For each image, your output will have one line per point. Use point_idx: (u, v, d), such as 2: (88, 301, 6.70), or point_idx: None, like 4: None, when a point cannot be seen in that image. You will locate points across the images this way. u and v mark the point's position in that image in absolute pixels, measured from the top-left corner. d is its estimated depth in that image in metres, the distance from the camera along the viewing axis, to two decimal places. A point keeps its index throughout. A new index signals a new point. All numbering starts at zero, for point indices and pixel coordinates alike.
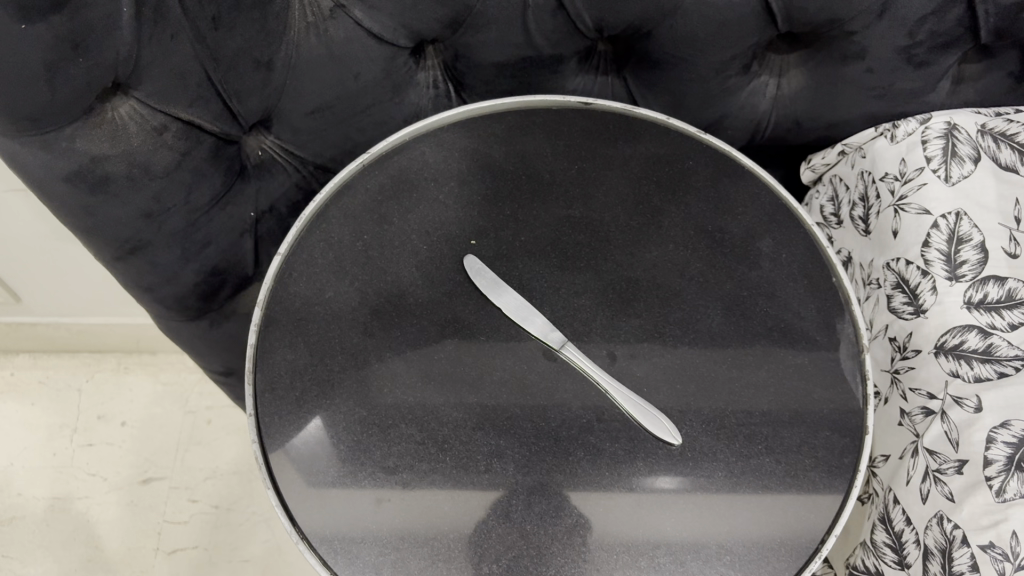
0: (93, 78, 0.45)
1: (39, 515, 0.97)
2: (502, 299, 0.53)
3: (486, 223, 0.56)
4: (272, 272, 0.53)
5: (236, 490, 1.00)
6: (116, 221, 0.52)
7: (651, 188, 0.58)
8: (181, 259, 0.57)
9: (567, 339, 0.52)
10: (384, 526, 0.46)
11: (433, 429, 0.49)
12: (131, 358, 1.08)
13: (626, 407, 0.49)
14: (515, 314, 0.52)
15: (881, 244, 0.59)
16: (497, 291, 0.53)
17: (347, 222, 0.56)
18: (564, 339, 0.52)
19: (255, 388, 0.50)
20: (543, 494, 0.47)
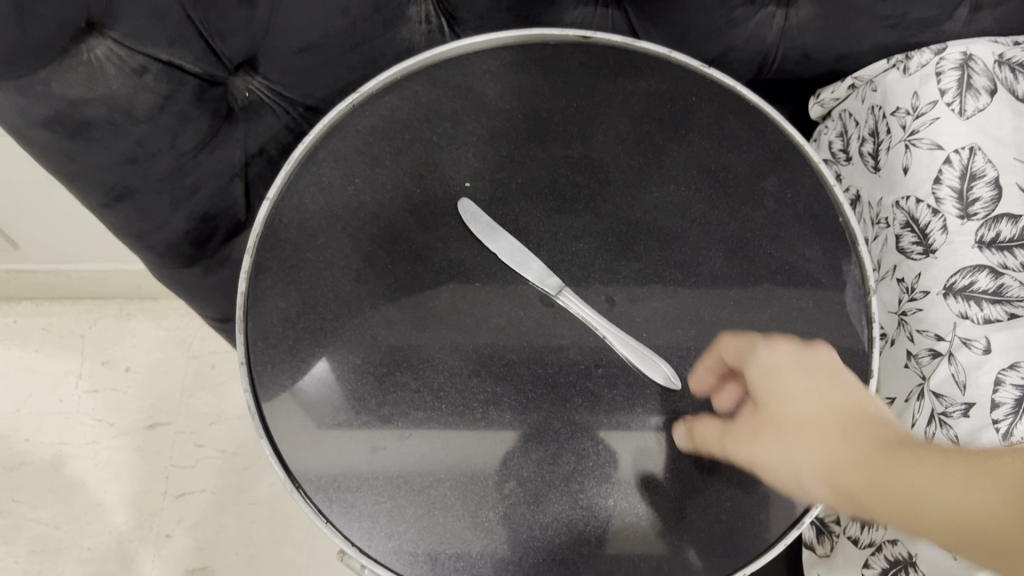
0: (65, 18, 0.43)
1: (47, 460, 0.98)
2: (496, 245, 0.51)
3: (481, 165, 0.54)
4: (262, 217, 0.51)
5: (242, 434, 1.00)
6: (100, 168, 0.50)
7: (652, 126, 0.56)
8: (170, 206, 0.55)
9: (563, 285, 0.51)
10: (379, 473, 0.45)
11: (428, 377, 0.48)
12: (133, 304, 1.07)
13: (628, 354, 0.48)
14: (509, 260, 0.51)
15: (891, 181, 0.57)
16: (491, 235, 0.52)
17: (338, 165, 0.54)
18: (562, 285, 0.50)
19: (246, 335, 0.49)
20: (540, 441, 0.46)
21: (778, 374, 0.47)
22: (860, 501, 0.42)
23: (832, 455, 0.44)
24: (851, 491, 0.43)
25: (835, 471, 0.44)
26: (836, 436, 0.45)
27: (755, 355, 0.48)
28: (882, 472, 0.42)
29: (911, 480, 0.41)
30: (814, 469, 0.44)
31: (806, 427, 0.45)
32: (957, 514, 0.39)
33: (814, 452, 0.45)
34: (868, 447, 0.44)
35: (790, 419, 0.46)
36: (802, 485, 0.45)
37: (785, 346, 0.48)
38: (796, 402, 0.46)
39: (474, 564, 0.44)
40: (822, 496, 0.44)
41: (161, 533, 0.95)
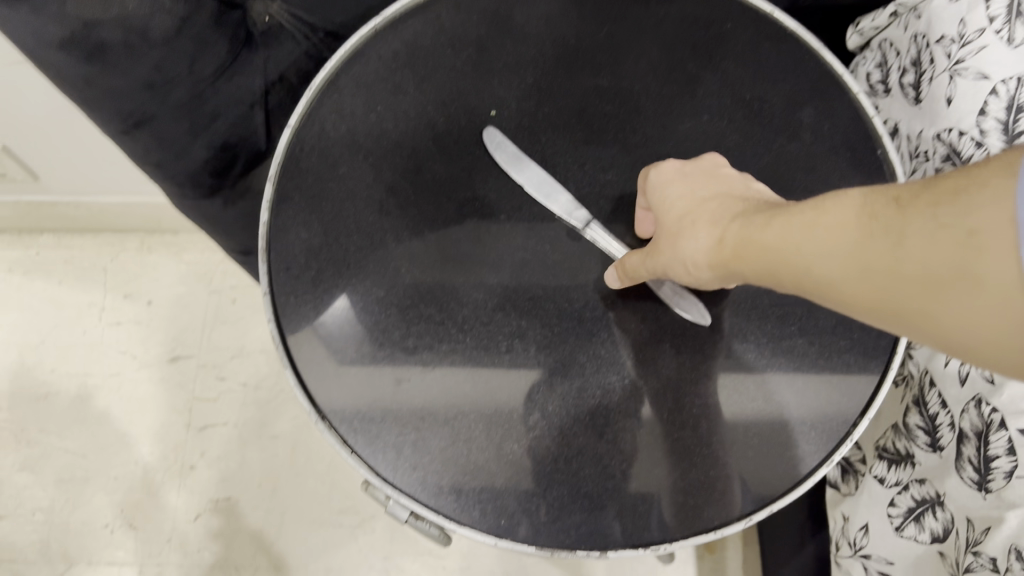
0: None
1: (73, 391, 0.99)
2: (523, 176, 0.50)
3: (507, 93, 0.52)
4: (283, 147, 0.50)
5: (264, 368, 1.01)
6: (118, 93, 0.49)
7: (685, 53, 0.53)
8: (190, 133, 0.54)
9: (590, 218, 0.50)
10: (403, 405, 0.45)
11: (453, 310, 0.47)
12: (153, 238, 1.07)
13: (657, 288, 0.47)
14: (536, 191, 0.50)
15: (932, 113, 0.55)
16: (518, 165, 0.50)
17: (360, 91, 0.52)
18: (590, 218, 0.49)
19: (269, 266, 0.48)
20: (565, 374, 0.46)
21: (667, 188, 0.45)
22: (739, 271, 0.38)
23: (705, 238, 0.40)
24: (723, 253, 0.39)
25: (710, 258, 0.40)
26: (704, 223, 0.41)
27: (658, 189, 0.46)
28: (760, 246, 0.36)
29: (778, 239, 0.35)
30: (693, 254, 0.41)
31: (692, 219, 0.42)
32: (806, 269, 0.34)
33: (696, 230, 0.41)
34: (730, 222, 0.40)
35: (676, 210, 0.44)
36: (689, 267, 0.42)
37: (673, 163, 0.47)
38: (671, 211, 0.44)
39: (499, 495, 0.44)
40: (714, 264, 0.40)
41: (186, 464, 0.96)
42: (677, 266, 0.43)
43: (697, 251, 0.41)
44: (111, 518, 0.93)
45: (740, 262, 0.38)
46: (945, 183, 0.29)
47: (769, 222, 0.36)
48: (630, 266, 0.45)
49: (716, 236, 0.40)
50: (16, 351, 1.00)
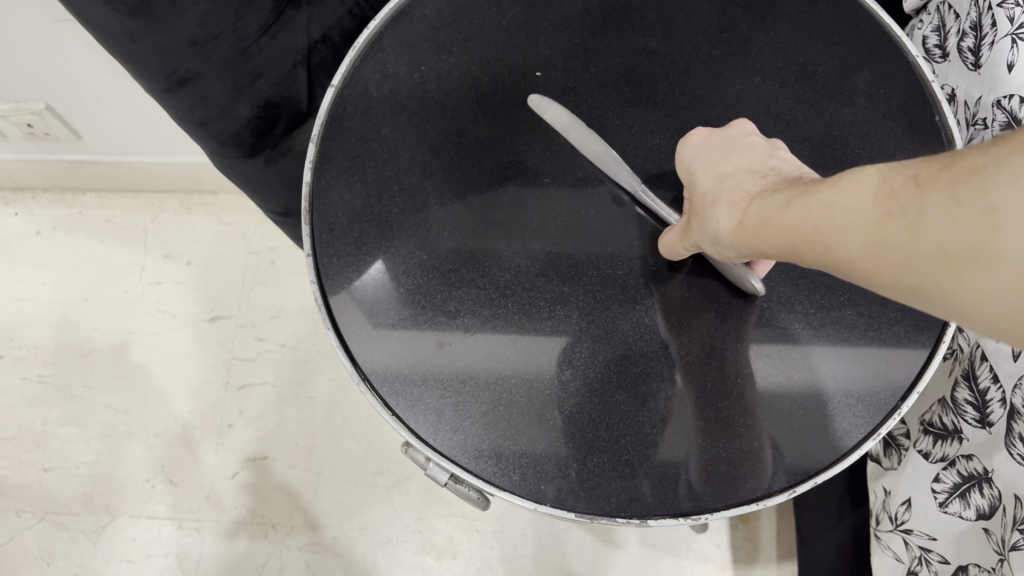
0: None
1: (114, 349, 1.00)
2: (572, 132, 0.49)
3: (553, 53, 0.51)
4: (326, 106, 0.50)
5: (302, 329, 1.01)
6: (162, 50, 0.49)
7: (737, 13, 0.52)
8: (233, 92, 0.54)
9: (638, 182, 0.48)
10: (444, 369, 0.45)
11: (495, 275, 0.47)
12: (193, 199, 1.07)
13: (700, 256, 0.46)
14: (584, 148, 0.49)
15: (992, 79, 0.53)
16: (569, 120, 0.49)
17: (403, 51, 0.52)
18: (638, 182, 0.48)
19: (311, 227, 0.48)
20: (607, 342, 0.46)
21: (694, 162, 0.45)
22: (764, 253, 0.38)
23: (730, 218, 0.40)
24: (746, 233, 0.38)
25: (734, 237, 0.40)
26: (729, 204, 0.41)
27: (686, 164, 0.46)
28: (782, 229, 0.36)
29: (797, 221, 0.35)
30: (716, 232, 0.41)
31: (716, 195, 0.42)
32: (825, 248, 0.33)
33: (719, 207, 0.41)
34: (755, 202, 0.39)
35: (703, 186, 0.44)
36: (716, 245, 0.42)
37: (698, 132, 0.46)
38: (697, 187, 0.44)
39: (538, 461, 0.43)
40: (740, 243, 0.40)
41: (225, 422, 0.97)
42: (705, 245, 0.42)
43: (721, 229, 0.40)
44: (151, 473, 0.95)
45: (764, 240, 0.37)
46: (962, 161, 0.28)
47: (792, 204, 0.36)
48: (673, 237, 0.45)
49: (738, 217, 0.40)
50: (60, 309, 1.02)
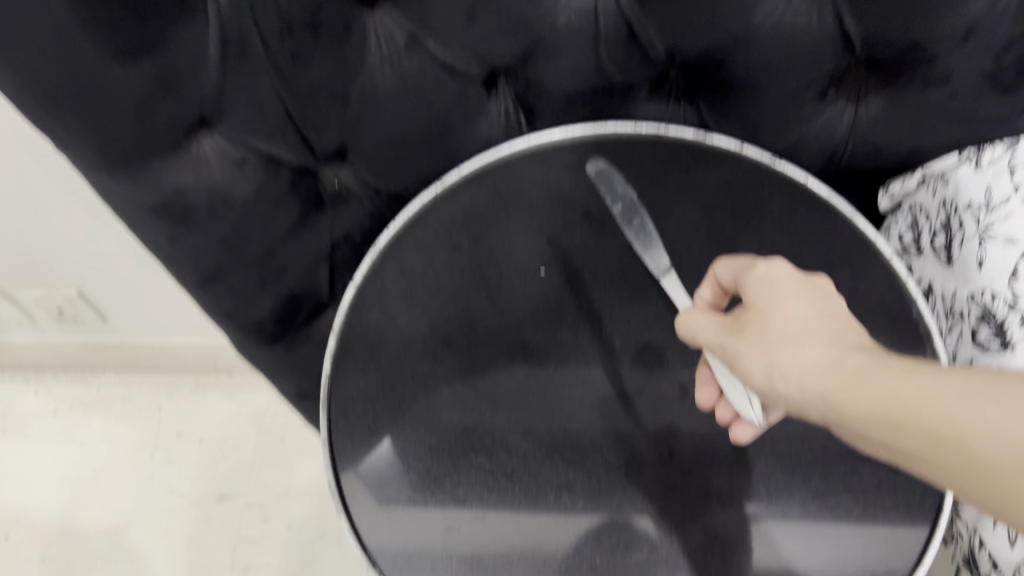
0: (178, 115, 0.46)
1: (120, 529, 1.00)
2: (617, 210, 0.54)
3: (556, 250, 0.56)
4: (348, 300, 0.54)
5: (309, 509, 1.02)
6: (199, 251, 0.53)
7: (724, 216, 0.57)
8: (259, 287, 0.58)
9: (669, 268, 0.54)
10: (452, 554, 0.46)
11: (502, 459, 0.49)
12: (208, 378, 1.10)
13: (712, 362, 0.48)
14: (625, 225, 0.54)
15: (964, 274, 0.57)
16: (616, 199, 0.54)
17: (420, 250, 0.55)
18: (669, 267, 0.53)
19: (329, 413, 0.50)
20: (612, 527, 0.47)
21: (765, 286, 0.46)
22: (826, 403, 0.41)
23: (807, 358, 0.42)
24: (834, 388, 0.40)
25: (805, 378, 0.41)
26: (807, 341, 0.43)
27: (747, 286, 0.47)
28: (850, 379, 0.40)
29: (859, 371, 0.40)
30: (793, 373, 0.42)
31: (796, 337, 0.43)
32: (882, 412, 0.38)
33: (798, 349, 0.42)
34: (837, 354, 0.41)
35: (777, 307, 0.45)
36: (773, 367, 0.43)
37: (779, 264, 0.47)
38: (761, 308, 0.45)
39: None
40: (807, 379, 0.41)
41: None
42: (754, 363, 0.44)
43: (792, 362, 0.42)
44: None
45: (836, 384, 0.40)
46: None
47: (861, 362, 0.40)
48: (708, 337, 0.47)
49: (820, 360, 0.42)
50: (70, 488, 1.03)
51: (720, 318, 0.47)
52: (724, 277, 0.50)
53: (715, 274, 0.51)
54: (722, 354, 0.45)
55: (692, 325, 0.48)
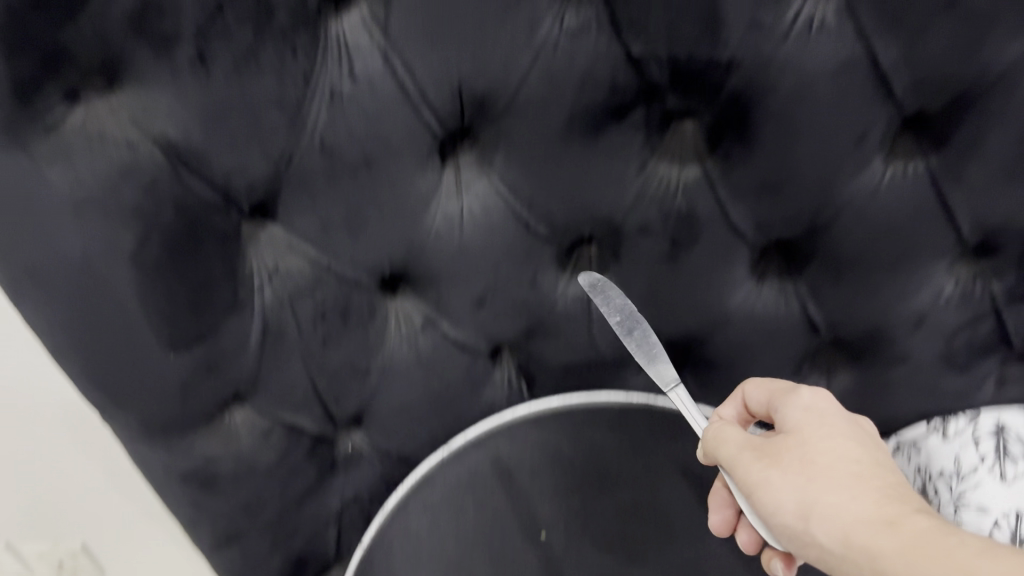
0: (217, 394, 0.49)
1: None
2: (615, 323, 0.51)
3: (554, 514, 0.57)
4: (356, 563, 0.56)
5: None
6: (218, 515, 0.55)
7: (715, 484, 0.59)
8: (271, 547, 0.60)
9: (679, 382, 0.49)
10: None
11: None
12: None
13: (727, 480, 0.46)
14: (624, 336, 0.50)
15: None
16: (614, 312, 0.51)
17: (426, 512, 0.57)
18: (677, 379, 0.49)
19: None
20: None
21: (809, 416, 0.43)
22: (876, 567, 0.36)
23: (852, 504, 0.38)
24: (891, 549, 0.36)
25: (848, 527, 0.38)
26: (855, 484, 0.39)
27: (787, 417, 0.44)
28: (904, 544, 0.36)
29: (915, 542, 0.35)
30: (843, 523, 0.38)
31: (845, 480, 0.39)
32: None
33: (848, 497, 0.39)
34: (888, 507, 0.38)
35: (822, 444, 0.41)
36: (811, 505, 0.39)
37: (824, 397, 0.45)
38: (802, 437, 0.42)
39: None
40: (846, 525, 0.38)
41: None
42: (784, 495, 0.40)
43: (832, 508, 0.39)
44: None
45: (883, 541, 0.36)
46: None
47: (919, 529, 0.36)
48: (733, 460, 0.43)
49: (867, 511, 0.38)
50: None
51: (751, 439, 0.43)
52: (755, 400, 0.49)
53: (742, 392, 0.50)
54: (741, 483, 0.42)
55: (718, 441, 0.44)
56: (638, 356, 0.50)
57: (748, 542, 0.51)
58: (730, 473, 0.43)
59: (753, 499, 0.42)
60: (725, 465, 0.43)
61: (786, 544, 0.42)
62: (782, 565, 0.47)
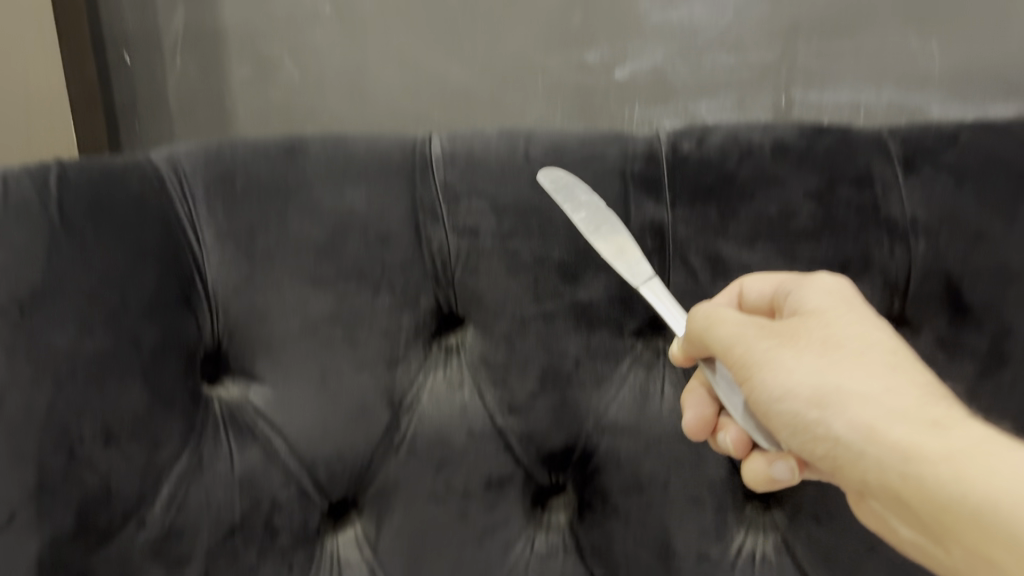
0: None
1: None
2: (576, 218, 0.42)
3: None
4: None
5: None
6: None
7: None
8: None
9: (654, 278, 0.41)
10: None
11: None
12: None
13: (711, 369, 0.38)
14: (589, 235, 0.41)
15: None
16: (575, 207, 0.42)
17: None
18: (650, 275, 0.41)
19: None
20: None
21: (836, 303, 0.36)
22: (907, 474, 0.30)
23: (884, 395, 0.31)
24: (939, 444, 0.30)
25: (877, 426, 0.31)
26: (888, 375, 0.32)
27: (807, 299, 0.36)
28: (953, 451, 0.29)
29: (966, 452, 0.29)
30: (871, 414, 0.31)
31: (877, 356, 0.33)
32: (955, 507, 0.28)
33: (879, 375, 0.32)
34: (931, 405, 0.31)
35: (847, 327, 0.34)
36: (834, 398, 0.32)
37: (846, 285, 0.37)
38: (827, 321, 0.35)
39: None
40: (875, 419, 0.31)
41: None
42: (800, 377, 0.32)
43: (860, 400, 0.31)
44: None
45: (929, 445, 0.30)
46: None
47: (971, 436, 0.30)
48: (734, 339, 0.35)
49: (901, 404, 0.31)
50: None
51: (753, 318, 0.36)
52: (755, 291, 0.39)
53: (739, 283, 0.40)
54: (739, 363, 0.34)
55: (712, 322, 0.36)
56: (604, 248, 0.41)
57: (737, 440, 0.38)
58: (726, 354, 0.35)
59: (751, 384, 0.34)
60: (720, 349, 0.35)
61: (787, 442, 0.34)
62: (787, 464, 0.35)
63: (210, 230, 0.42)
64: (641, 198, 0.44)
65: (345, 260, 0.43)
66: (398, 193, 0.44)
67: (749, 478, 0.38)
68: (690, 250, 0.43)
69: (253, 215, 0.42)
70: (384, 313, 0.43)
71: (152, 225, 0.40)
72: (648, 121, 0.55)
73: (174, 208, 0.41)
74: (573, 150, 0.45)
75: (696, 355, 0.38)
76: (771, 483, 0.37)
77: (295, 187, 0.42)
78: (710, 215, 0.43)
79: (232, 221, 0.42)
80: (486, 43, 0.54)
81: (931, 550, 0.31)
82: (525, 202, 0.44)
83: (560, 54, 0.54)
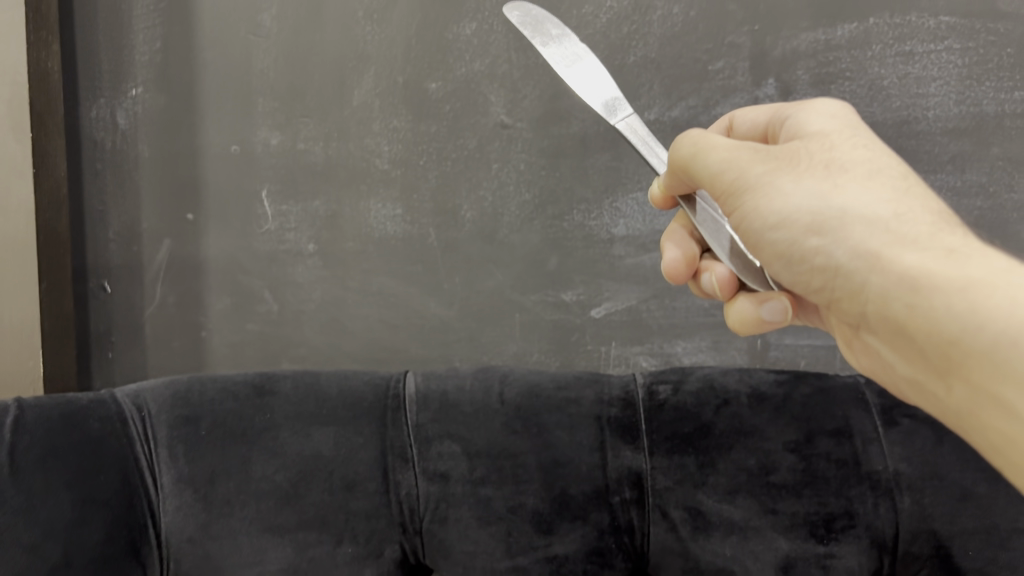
0: None
1: None
2: (547, 52, 0.38)
3: None
4: None
5: None
6: None
7: None
8: None
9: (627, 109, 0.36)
10: None
11: None
12: None
13: (703, 203, 0.36)
14: (562, 70, 0.37)
15: None
16: (546, 40, 0.38)
17: None
18: (626, 108, 0.36)
19: None
20: None
21: (840, 126, 0.32)
22: (916, 307, 0.27)
23: (890, 218, 0.28)
24: (953, 276, 0.26)
25: (884, 253, 0.28)
26: (895, 202, 0.29)
27: (809, 122, 0.34)
28: (966, 278, 0.26)
29: (983, 281, 0.25)
30: (875, 244, 0.28)
31: (883, 184, 0.30)
32: (965, 338, 0.25)
33: (881, 200, 0.29)
34: (943, 235, 0.28)
35: (853, 150, 0.31)
36: (835, 222, 0.29)
37: (849, 108, 0.34)
38: (831, 141, 0.31)
39: None
40: (883, 246, 0.28)
41: None
42: (800, 200, 0.29)
43: (865, 222, 0.28)
44: None
45: (941, 272, 0.26)
46: None
47: (986, 264, 0.26)
48: (725, 164, 0.32)
49: (908, 227, 0.28)
50: None
51: (747, 143, 0.32)
52: (745, 120, 0.39)
53: (731, 117, 0.40)
54: (730, 191, 0.32)
55: (699, 149, 0.33)
56: (573, 81, 0.36)
57: (723, 279, 0.36)
58: (715, 184, 0.32)
59: (744, 210, 0.31)
60: (708, 182, 0.33)
61: (783, 275, 0.32)
62: (780, 304, 0.33)
63: (170, 475, 0.40)
64: (619, 445, 0.43)
65: (307, 504, 0.40)
66: (367, 437, 0.42)
67: (731, 321, 0.35)
68: (670, 502, 0.42)
69: (215, 460, 0.40)
70: (344, 566, 0.40)
71: (110, 471, 0.38)
72: (625, 359, 0.56)
73: (133, 452, 0.40)
74: (550, 391, 0.44)
75: (676, 194, 0.36)
76: (756, 322, 0.34)
77: (262, 430, 0.41)
78: (688, 464, 0.42)
79: (192, 467, 0.40)
80: (464, 280, 0.56)
81: (938, 393, 0.28)
82: (499, 447, 0.42)
83: (536, 293, 0.56)
